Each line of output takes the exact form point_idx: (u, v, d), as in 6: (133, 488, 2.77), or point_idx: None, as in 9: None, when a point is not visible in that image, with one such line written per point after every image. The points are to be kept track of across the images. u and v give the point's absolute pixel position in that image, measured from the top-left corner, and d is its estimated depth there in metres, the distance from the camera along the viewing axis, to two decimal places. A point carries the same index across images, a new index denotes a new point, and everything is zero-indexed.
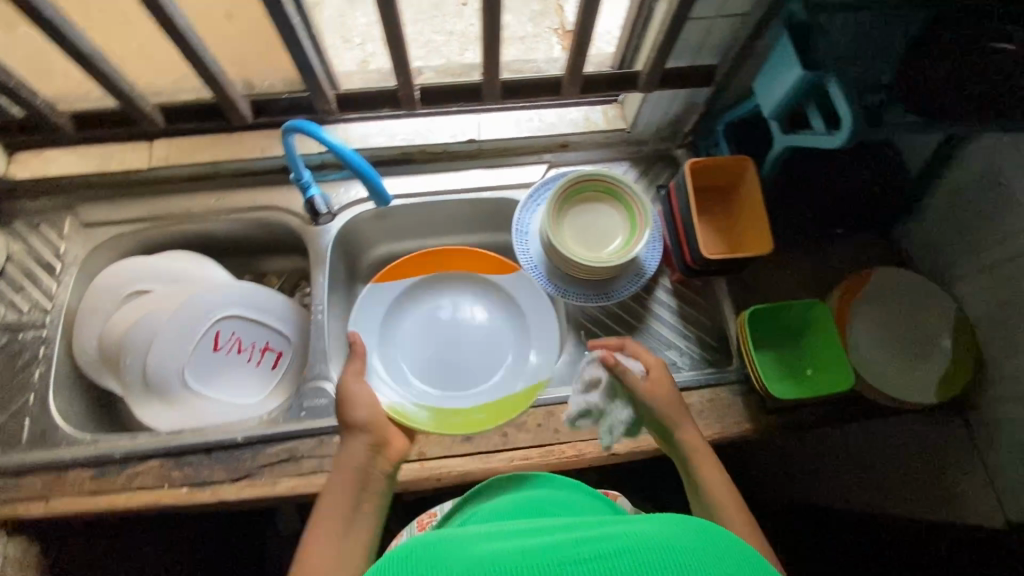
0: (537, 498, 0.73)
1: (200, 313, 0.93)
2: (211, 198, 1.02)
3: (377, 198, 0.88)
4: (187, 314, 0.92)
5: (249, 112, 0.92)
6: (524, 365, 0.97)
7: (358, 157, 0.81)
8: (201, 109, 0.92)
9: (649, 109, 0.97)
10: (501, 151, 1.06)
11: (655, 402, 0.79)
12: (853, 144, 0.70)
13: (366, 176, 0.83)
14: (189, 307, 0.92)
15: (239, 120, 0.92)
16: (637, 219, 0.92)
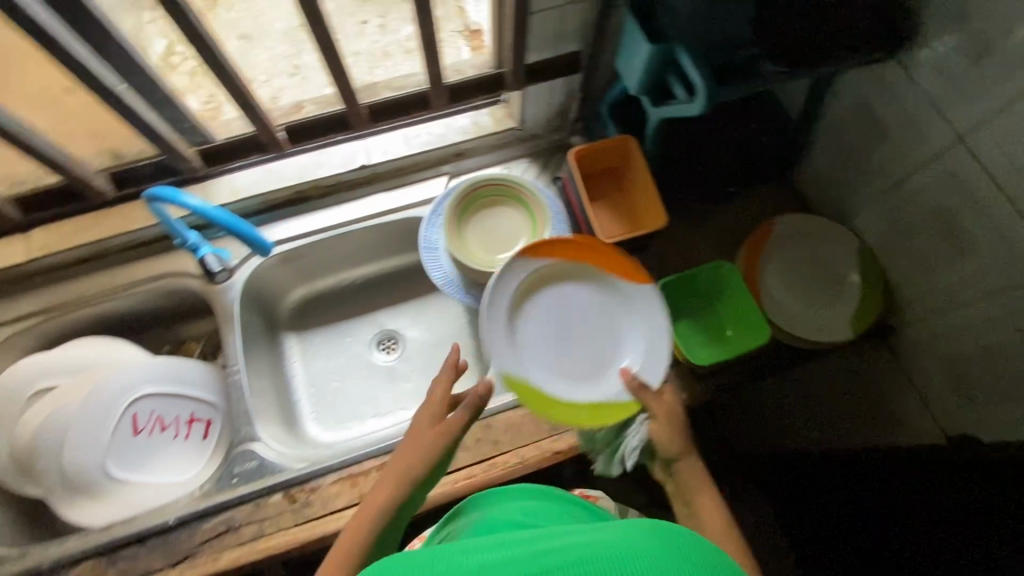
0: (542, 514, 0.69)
1: (111, 399, 0.89)
2: (104, 276, 0.98)
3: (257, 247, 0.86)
4: (96, 403, 0.87)
5: (108, 186, 0.89)
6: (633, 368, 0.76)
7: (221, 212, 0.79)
8: (60, 192, 0.91)
9: (531, 104, 0.97)
10: (397, 171, 1.05)
11: (665, 424, 0.68)
12: (712, 107, 0.71)
13: (236, 228, 0.81)
14: (97, 395, 0.88)
15: (98, 197, 0.89)
16: (538, 216, 0.93)
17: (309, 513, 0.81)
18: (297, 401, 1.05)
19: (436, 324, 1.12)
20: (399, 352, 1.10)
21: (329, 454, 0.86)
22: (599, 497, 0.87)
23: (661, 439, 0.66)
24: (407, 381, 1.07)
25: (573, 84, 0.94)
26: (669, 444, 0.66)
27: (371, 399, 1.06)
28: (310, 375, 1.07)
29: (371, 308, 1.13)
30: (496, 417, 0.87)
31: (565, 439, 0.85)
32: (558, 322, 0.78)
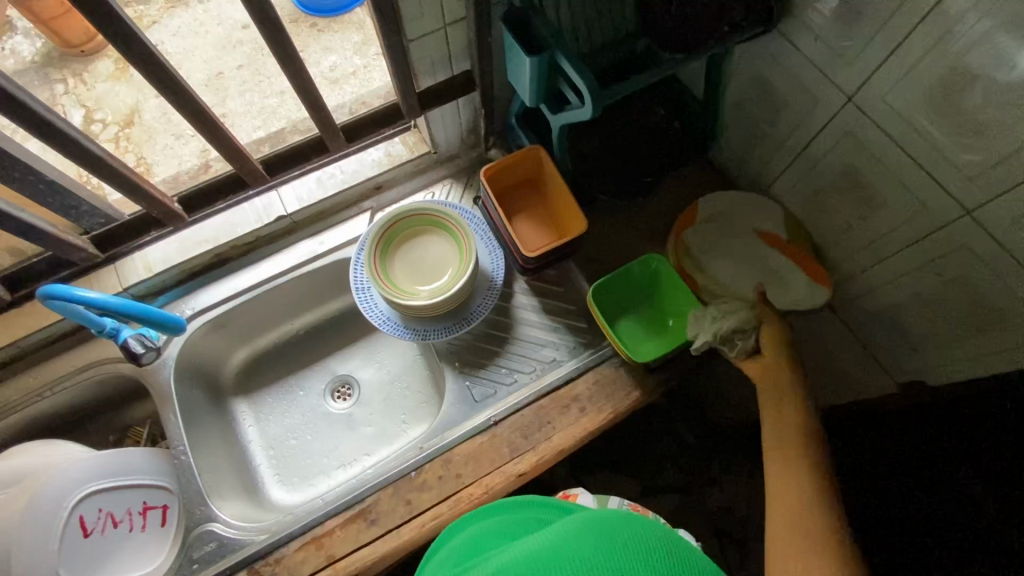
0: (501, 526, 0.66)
1: (53, 505, 0.84)
2: (28, 378, 0.93)
3: (168, 326, 0.88)
4: (37, 513, 0.82)
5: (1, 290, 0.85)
6: (796, 300, 0.87)
7: (125, 303, 0.81)
8: None
9: (437, 127, 0.95)
10: (317, 216, 1.02)
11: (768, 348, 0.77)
12: (603, 109, 0.71)
13: (146, 314, 0.83)
14: (36, 505, 0.83)
15: None
16: (463, 239, 0.90)
17: None
18: (258, 466, 1.02)
19: (388, 362, 1.11)
20: (355, 397, 1.08)
21: (289, 520, 0.83)
22: (581, 492, 0.86)
23: (779, 359, 0.76)
24: (367, 426, 1.06)
25: (475, 101, 0.93)
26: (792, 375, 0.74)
27: (333, 450, 1.04)
28: (267, 437, 1.04)
29: (320, 358, 1.11)
30: (455, 449, 0.85)
31: (526, 459, 0.84)
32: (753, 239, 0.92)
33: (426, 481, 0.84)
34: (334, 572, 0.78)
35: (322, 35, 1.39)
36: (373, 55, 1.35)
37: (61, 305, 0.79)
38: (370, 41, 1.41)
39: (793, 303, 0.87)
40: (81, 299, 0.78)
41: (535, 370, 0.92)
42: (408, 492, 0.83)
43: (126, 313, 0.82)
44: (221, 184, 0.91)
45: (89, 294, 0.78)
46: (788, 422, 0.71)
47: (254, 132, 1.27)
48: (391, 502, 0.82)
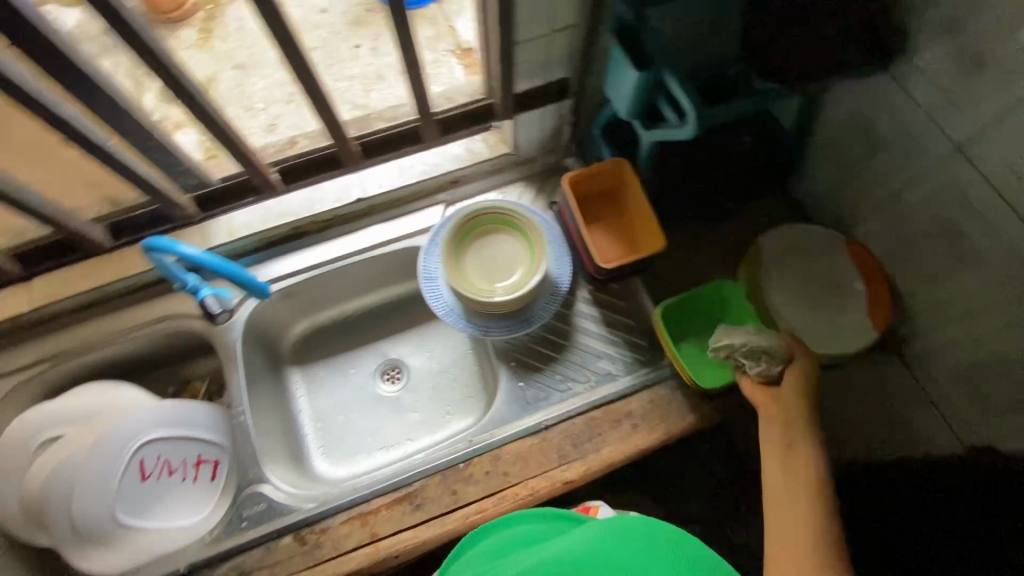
0: (516, 537, 0.68)
1: (116, 449, 0.87)
2: (107, 323, 0.98)
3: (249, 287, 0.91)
4: (101, 453, 0.86)
5: (105, 237, 0.93)
6: (856, 336, 0.87)
7: (218, 258, 0.85)
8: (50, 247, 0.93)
9: (522, 129, 0.96)
10: (393, 202, 1.05)
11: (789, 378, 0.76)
12: (704, 130, 0.70)
13: (232, 273, 0.87)
14: (101, 446, 0.86)
15: (96, 247, 0.93)
16: (536, 241, 0.91)
17: (321, 555, 0.80)
18: (305, 436, 1.05)
19: (439, 353, 1.12)
20: (403, 382, 1.10)
21: (337, 492, 0.85)
22: (598, 509, 0.88)
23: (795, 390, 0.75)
24: (413, 412, 1.08)
25: (563, 108, 0.94)
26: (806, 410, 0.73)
27: (377, 431, 1.06)
28: (317, 410, 1.07)
29: (374, 340, 1.13)
30: (504, 448, 0.86)
31: (574, 467, 0.84)
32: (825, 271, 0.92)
33: (473, 474, 0.85)
34: (376, 550, 0.80)
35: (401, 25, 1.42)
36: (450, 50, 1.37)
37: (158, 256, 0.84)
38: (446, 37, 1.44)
39: (850, 340, 0.87)
40: (181, 255, 0.82)
41: (590, 381, 0.92)
42: (455, 483, 0.84)
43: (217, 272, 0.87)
44: (316, 159, 0.98)
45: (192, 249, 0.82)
46: (797, 442, 0.70)
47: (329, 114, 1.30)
48: (438, 490, 0.84)
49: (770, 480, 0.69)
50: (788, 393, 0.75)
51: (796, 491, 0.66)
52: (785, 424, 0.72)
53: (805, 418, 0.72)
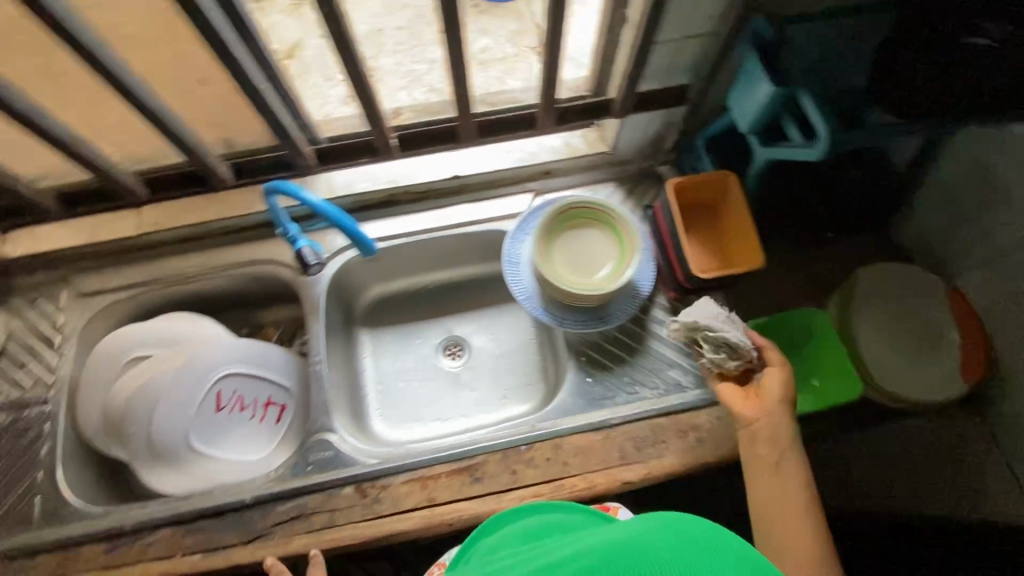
0: (548, 525, 0.63)
1: (201, 375, 0.91)
2: (202, 258, 1.02)
3: (359, 242, 0.95)
4: (188, 377, 0.90)
5: (229, 174, 0.96)
6: (946, 386, 0.84)
7: (333, 208, 0.88)
8: (183, 176, 0.95)
9: (628, 130, 0.97)
10: (485, 184, 1.07)
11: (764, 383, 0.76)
12: (832, 154, 0.70)
13: (344, 224, 0.90)
14: (189, 369, 0.90)
15: (220, 183, 0.97)
16: (627, 236, 0.91)
17: (379, 509, 0.83)
18: (365, 395, 1.08)
19: (502, 337, 1.14)
20: (464, 359, 1.13)
21: (400, 454, 0.88)
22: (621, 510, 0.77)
23: (773, 394, 0.75)
24: (470, 390, 1.10)
25: (675, 115, 0.94)
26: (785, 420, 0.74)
27: (434, 403, 1.09)
28: (380, 372, 1.11)
29: (441, 314, 1.16)
30: (567, 438, 0.87)
31: (635, 469, 0.85)
32: (921, 316, 0.89)
33: (534, 458, 0.86)
34: (433, 514, 0.83)
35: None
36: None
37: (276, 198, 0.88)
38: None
39: (940, 390, 0.84)
40: (304, 200, 0.87)
41: (658, 388, 0.92)
42: (516, 464, 0.86)
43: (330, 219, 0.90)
44: (432, 132, 0.99)
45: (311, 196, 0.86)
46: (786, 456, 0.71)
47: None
48: (499, 468, 0.85)
49: (761, 494, 0.70)
50: (767, 398, 0.75)
51: (791, 509, 0.68)
52: (772, 439, 0.73)
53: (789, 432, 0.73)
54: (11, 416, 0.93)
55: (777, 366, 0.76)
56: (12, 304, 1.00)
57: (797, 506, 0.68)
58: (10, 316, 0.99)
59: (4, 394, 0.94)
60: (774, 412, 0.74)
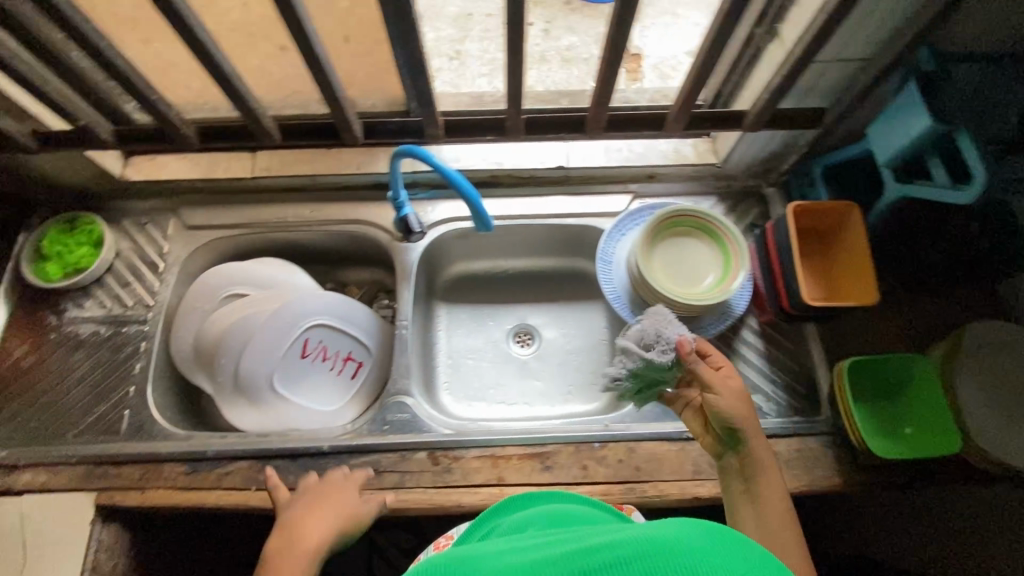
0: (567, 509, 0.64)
1: (293, 321, 0.94)
2: (304, 209, 1.05)
3: (479, 223, 0.88)
4: (281, 320, 0.93)
5: (361, 133, 0.87)
6: None
7: (464, 180, 0.81)
8: (320, 127, 0.87)
9: (746, 145, 0.95)
10: (587, 179, 1.06)
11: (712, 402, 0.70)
12: (980, 200, 0.69)
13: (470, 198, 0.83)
14: (283, 313, 0.93)
15: (350, 141, 0.87)
16: (731, 251, 0.90)
17: (449, 479, 0.85)
18: (434, 367, 1.09)
19: (575, 332, 1.14)
20: (534, 348, 1.13)
21: (474, 429, 0.89)
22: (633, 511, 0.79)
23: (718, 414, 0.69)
24: (537, 379, 1.10)
25: (799, 137, 0.92)
26: (743, 418, 0.69)
27: (499, 385, 1.09)
28: (452, 348, 1.12)
29: (516, 301, 1.16)
30: (642, 443, 0.87)
31: (707, 486, 0.84)
32: None
33: (606, 457, 0.86)
34: (501, 493, 0.83)
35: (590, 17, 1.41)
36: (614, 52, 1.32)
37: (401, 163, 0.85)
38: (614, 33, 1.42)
39: None
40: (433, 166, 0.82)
41: None
42: (588, 460, 0.86)
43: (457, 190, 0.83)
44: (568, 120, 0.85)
45: (443, 163, 0.81)
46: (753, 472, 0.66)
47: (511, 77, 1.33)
48: (570, 461, 0.85)
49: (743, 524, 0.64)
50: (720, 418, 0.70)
51: (774, 531, 0.62)
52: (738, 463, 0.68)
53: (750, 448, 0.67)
54: (111, 330, 0.97)
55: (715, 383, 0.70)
56: (121, 224, 1.03)
57: (769, 509, 0.63)
58: (119, 235, 1.03)
59: (106, 308, 0.98)
60: (722, 416, 0.69)
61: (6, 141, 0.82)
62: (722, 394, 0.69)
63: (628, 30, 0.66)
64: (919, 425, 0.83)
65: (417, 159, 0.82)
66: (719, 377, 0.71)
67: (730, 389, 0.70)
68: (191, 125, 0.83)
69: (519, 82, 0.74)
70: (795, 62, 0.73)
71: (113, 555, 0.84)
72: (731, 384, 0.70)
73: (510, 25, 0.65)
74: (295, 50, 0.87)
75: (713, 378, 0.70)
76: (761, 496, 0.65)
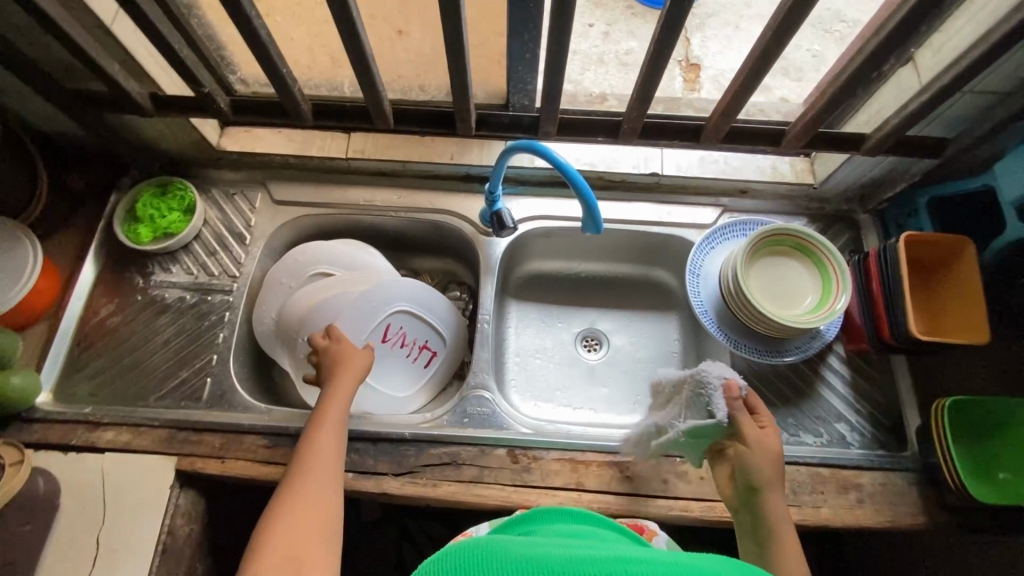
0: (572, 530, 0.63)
1: (377, 305, 0.94)
2: (392, 193, 1.04)
3: (586, 223, 0.86)
4: (368, 303, 0.93)
5: (475, 123, 0.87)
6: None
7: (581, 177, 0.81)
8: (433, 114, 0.87)
9: (853, 168, 0.93)
10: (676, 188, 1.05)
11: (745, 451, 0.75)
12: None
13: (585, 197, 0.81)
14: (371, 297, 0.93)
15: (464, 131, 0.87)
16: (831, 276, 0.87)
17: (529, 478, 0.84)
18: (502, 363, 1.08)
19: (644, 341, 1.10)
20: (602, 353, 1.10)
21: (553, 430, 0.88)
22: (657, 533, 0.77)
23: (746, 462, 0.74)
24: (603, 386, 1.07)
25: (908, 167, 0.90)
26: (769, 474, 0.73)
27: (565, 388, 1.07)
28: (519, 346, 1.10)
29: (587, 303, 1.14)
30: None
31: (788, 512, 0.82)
32: None
33: (687, 473, 0.84)
34: (580, 498, 0.83)
35: (653, 23, 1.42)
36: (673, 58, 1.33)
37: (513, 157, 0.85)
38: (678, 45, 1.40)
39: None
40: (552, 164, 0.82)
41: (821, 437, 0.89)
42: (668, 473, 0.84)
43: (571, 187, 0.82)
44: (682, 127, 0.85)
45: (563, 158, 0.81)
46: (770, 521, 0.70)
47: (568, 75, 1.32)
48: (651, 472, 0.84)
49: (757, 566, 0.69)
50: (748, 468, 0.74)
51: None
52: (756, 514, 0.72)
53: (771, 500, 0.72)
54: (196, 297, 0.97)
55: (752, 433, 0.75)
56: (209, 193, 1.04)
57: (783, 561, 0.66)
58: (207, 204, 1.03)
59: (191, 275, 0.99)
60: (752, 466, 0.73)
61: (128, 101, 0.82)
62: (755, 450, 0.74)
63: (784, 43, 0.65)
64: (1016, 476, 0.79)
65: (535, 154, 0.82)
66: (756, 433, 0.76)
67: (763, 447, 0.74)
68: (308, 101, 0.85)
69: (652, 85, 0.74)
70: (942, 90, 0.71)
71: (188, 520, 0.85)
72: (765, 442, 0.75)
73: (664, 27, 0.65)
74: (412, 35, 0.87)
75: (750, 432, 0.76)
76: (775, 551, 0.68)
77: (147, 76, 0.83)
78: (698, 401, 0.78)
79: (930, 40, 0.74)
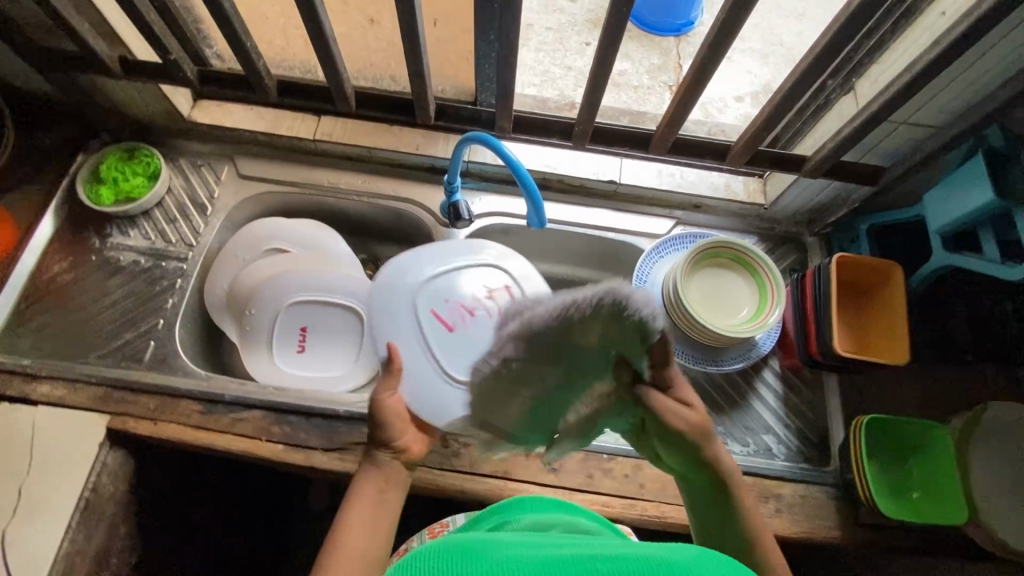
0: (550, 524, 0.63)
1: (400, 291, 0.89)
2: (358, 178, 1.06)
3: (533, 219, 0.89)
4: (384, 293, 0.89)
5: (433, 113, 0.90)
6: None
7: (528, 174, 0.83)
8: (394, 102, 0.90)
9: (799, 190, 0.96)
10: (635, 198, 1.08)
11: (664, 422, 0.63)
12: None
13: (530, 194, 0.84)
14: (385, 287, 0.90)
15: (422, 118, 0.90)
16: (767, 288, 0.90)
17: (456, 464, 0.85)
18: None
19: None
20: None
21: None
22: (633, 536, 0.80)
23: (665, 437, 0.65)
24: None
25: (849, 193, 0.93)
26: (718, 444, 0.65)
27: None
28: None
29: None
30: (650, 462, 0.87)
31: None
32: None
33: (613, 470, 0.86)
34: (506, 487, 0.84)
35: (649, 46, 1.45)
36: (663, 83, 1.39)
37: (467, 148, 0.88)
38: (667, 70, 1.44)
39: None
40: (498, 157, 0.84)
41: (748, 446, 0.91)
42: (594, 468, 0.86)
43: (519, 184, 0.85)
44: (634, 136, 0.88)
45: (512, 154, 0.83)
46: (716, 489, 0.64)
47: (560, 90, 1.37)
48: (578, 466, 0.86)
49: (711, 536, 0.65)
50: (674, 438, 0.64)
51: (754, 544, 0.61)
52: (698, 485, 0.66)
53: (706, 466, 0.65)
54: (150, 263, 0.98)
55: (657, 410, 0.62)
56: (176, 162, 1.05)
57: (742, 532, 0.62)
58: (173, 172, 1.04)
59: (148, 240, 1.00)
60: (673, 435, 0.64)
61: (96, 61, 0.84)
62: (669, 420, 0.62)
63: (719, 58, 0.69)
64: (927, 494, 0.82)
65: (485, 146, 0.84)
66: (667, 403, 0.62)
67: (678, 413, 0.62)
68: (273, 78, 0.87)
69: (600, 89, 0.77)
70: (871, 118, 0.74)
71: (114, 479, 0.85)
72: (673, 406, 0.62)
73: (607, 35, 0.69)
74: (382, 24, 0.90)
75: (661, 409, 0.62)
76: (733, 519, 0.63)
77: (117, 39, 0.86)
78: (601, 328, 0.50)
79: (867, 72, 0.78)
